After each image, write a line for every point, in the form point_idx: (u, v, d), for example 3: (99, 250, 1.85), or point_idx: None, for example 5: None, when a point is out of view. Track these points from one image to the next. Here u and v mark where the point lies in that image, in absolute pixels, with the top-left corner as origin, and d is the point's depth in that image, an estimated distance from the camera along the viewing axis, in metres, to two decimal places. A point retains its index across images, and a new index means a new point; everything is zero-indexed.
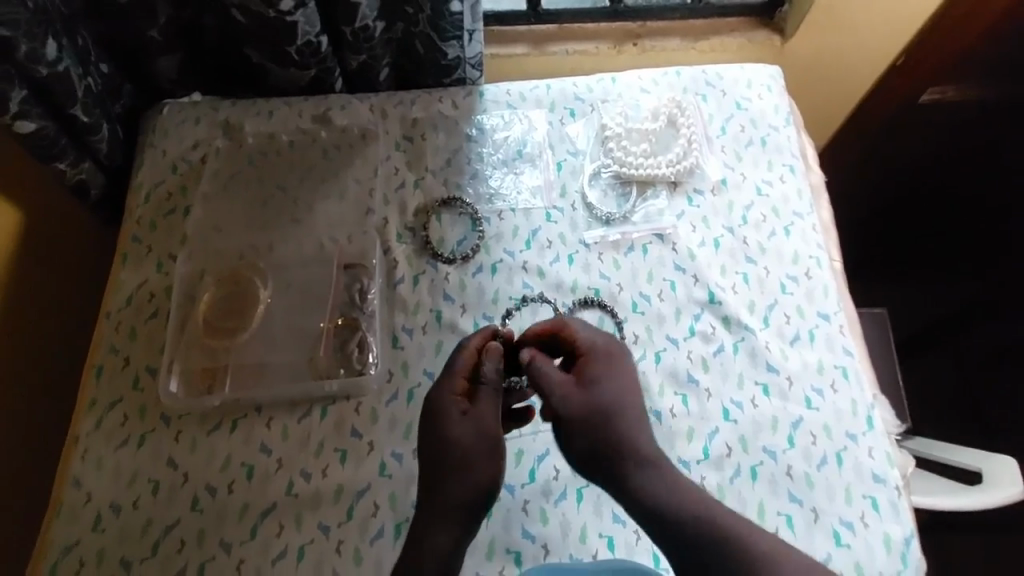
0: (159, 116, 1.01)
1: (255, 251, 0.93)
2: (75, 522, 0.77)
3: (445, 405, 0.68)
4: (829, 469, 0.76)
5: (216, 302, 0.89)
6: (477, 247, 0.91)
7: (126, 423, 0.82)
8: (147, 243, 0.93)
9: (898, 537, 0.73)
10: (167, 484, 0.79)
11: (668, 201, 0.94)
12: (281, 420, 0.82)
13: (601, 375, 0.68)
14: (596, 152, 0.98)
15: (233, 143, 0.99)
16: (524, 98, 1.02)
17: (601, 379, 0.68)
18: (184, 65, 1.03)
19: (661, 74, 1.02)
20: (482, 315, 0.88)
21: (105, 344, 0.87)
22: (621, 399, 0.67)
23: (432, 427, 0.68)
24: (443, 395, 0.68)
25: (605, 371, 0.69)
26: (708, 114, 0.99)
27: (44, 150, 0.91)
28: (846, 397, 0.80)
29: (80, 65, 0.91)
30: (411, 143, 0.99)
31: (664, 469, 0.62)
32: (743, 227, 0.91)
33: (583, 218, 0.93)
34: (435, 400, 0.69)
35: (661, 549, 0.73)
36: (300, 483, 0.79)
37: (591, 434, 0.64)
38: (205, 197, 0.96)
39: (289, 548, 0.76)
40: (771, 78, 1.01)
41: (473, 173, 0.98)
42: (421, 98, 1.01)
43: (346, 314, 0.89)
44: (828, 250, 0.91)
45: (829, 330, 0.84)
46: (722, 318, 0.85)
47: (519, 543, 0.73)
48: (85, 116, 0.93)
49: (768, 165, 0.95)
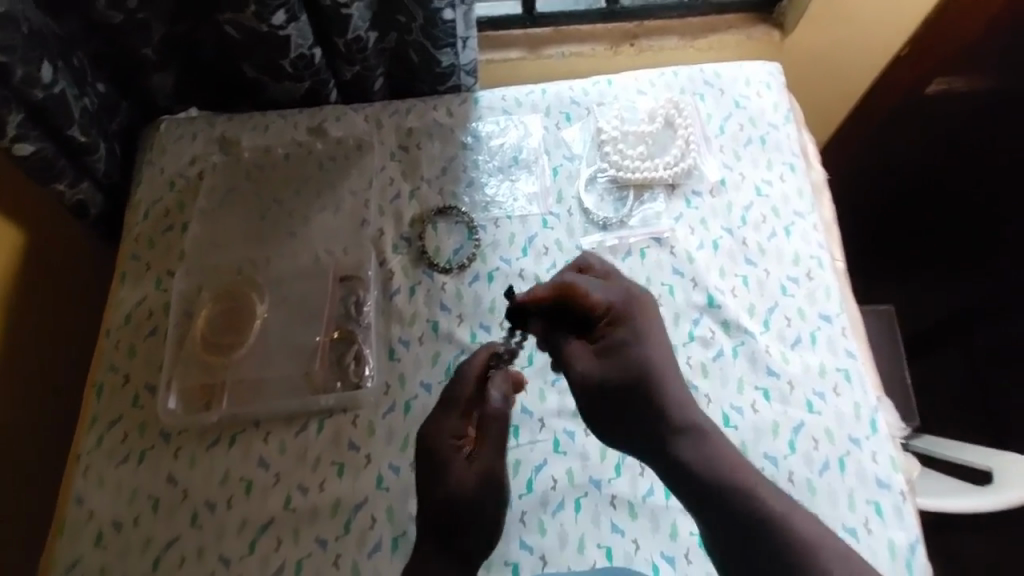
0: (156, 133, 1.02)
1: (253, 265, 0.93)
2: (78, 539, 0.78)
3: (449, 447, 0.67)
4: (832, 474, 0.74)
5: (214, 318, 0.89)
6: (473, 256, 0.91)
7: (126, 440, 0.83)
8: (146, 259, 0.94)
9: (903, 543, 0.70)
10: (167, 501, 0.79)
11: (665, 204, 0.92)
12: (279, 435, 0.82)
13: (628, 333, 0.65)
14: (592, 155, 0.97)
15: (229, 158, 1.00)
16: (519, 103, 1.01)
17: (619, 334, 0.65)
18: (180, 81, 1.03)
19: (657, 75, 1.01)
20: (479, 325, 0.87)
21: (105, 362, 0.88)
22: (657, 363, 0.64)
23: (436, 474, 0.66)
24: (448, 441, 0.67)
25: (631, 337, 0.65)
26: (707, 113, 0.98)
27: (43, 172, 0.92)
28: (849, 400, 0.78)
29: (76, 86, 0.92)
30: (406, 152, 0.99)
31: (715, 444, 0.62)
32: (743, 228, 0.89)
33: (580, 223, 0.92)
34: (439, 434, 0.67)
35: (661, 559, 0.71)
36: (299, 498, 0.79)
37: (627, 401, 0.63)
38: (202, 213, 0.97)
39: (287, 563, 0.75)
40: (770, 76, 0.99)
41: (469, 181, 0.97)
42: (416, 107, 1.01)
43: (342, 326, 0.89)
44: (830, 249, 0.89)
45: (832, 331, 0.82)
46: (722, 322, 0.83)
47: (517, 555, 0.72)
48: (83, 136, 0.94)
49: (767, 164, 0.93)
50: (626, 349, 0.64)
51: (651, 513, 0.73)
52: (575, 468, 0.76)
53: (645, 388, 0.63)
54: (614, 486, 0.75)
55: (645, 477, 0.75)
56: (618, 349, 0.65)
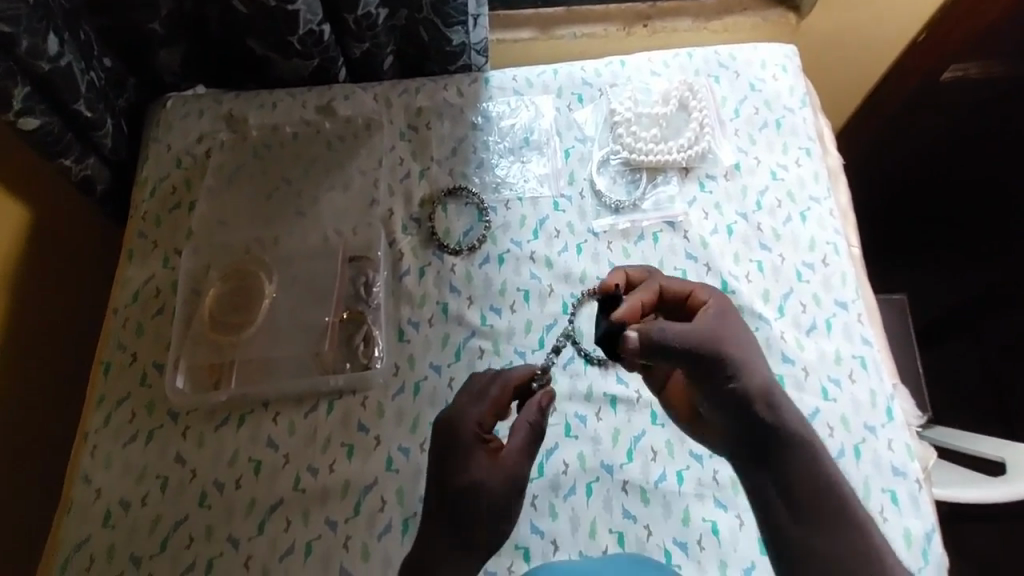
0: (163, 110, 1.00)
1: (261, 245, 0.92)
2: (87, 517, 0.78)
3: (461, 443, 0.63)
4: (847, 462, 0.74)
5: (222, 296, 0.88)
6: (483, 237, 0.90)
7: (134, 419, 0.82)
8: (153, 237, 0.93)
9: (919, 532, 0.70)
10: (175, 480, 0.79)
11: (679, 188, 0.91)
12: (288, 415, 0.82)
13: (725, 317, 0.63)
14: (605, 138, 0.96)
15: (236, 135, 0.98)
16: (531, 83, 0.99)
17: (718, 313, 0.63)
18: (187, 58, 1.02)
19: (672, 56, 0.99)
20: (489, 308, 0.86)
21: (113, 340, 0.87)
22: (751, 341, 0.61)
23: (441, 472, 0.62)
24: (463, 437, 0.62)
25: (728, 318, 0.63)
26: (721, 96, 0.96)
27: (50, 147, 0.90)
28: (865, 387, 0.77)
29: (82, 60, 0.91)
30: (416, 132, 0.97)
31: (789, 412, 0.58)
32: (758, 213, 0.88)
33: (592, 206, 0.91)
34: (466, 423, 0.63)
35: (673, 544, 0.71)
36: (308, 478, 0.78)
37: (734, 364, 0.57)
38: (210, 191, 0.96)
39: (297, 543, 0.75)
40: (787, 58, 0.98)
41: (479, 162, 0.95)
42: (425, 85, 0.99)
43: (351, 307, 0.88)
44: (846, 235, 0.88)
45: (848, 318, 0.81)
46: (736, 308, 0.82)
47: (528, 539, 0.72)
48: (89, 111, 0.92)
49: (783, 148, 0.92)
50: (730, 323, 0.62)
51: (663, 498, 0.73)
52: (587, 452, 0.76)
53: (747, 356, 0.59)
54: (626, 471, 0.74)
55: (656, 462, 0.75)
56: (723, 321, 0.62)
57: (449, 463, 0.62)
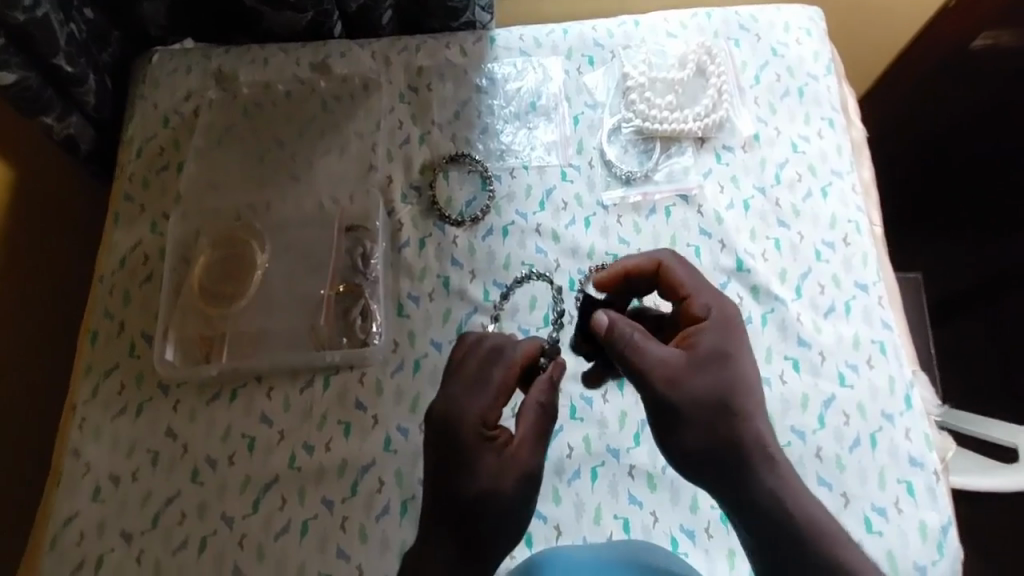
0: (148, 65, 0.94)
1: (253, 211, 0.87)
2: (75, 492, 0.75)
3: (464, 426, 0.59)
4: (862, 451, 0.71)
5: (213, 265, 0.84)
6: (487, 208, 0.85)
7: (123, 391, 0.79)
8: (140, 201, 0.88)
9: (934, 525, 0.68)
10: (166, 456, 0.77)
11: (694, 159, 0.86)
12: (282, 390, 0.79)
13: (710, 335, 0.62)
14: (616, 104, 0.90)
15: (226, 94, 0.93)
16: (539, 43, 0.93)
17: (711, 334, 0.62)
18: (172, 9, 0.95)
19: (689, 16, 0.93)
20: (492, 283, 0.82)
21: (99, 309, 0.83)
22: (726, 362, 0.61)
23: (442, 457, 0.59)
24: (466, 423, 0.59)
25: (710, 339, 0.62)
26: (741, 61, 0.90)
27: (28, 104, 0.84)
28: (883, 374, 0.74)
29: (60, 9, 0.84)
30: (416, 94, 0.92)
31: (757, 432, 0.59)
32: (777, 187, 0.84)
33: (601, 176, 0.87)
34: (469, 409, 0.59)
35: (679, 532, 0.69)
36: (303, 456, 0.76)
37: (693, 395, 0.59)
38: (198, 153, 0.90)
39: (293, 522, 0.73)
40: (812, 21, 0.92)
41: (483, 128, 0.90)
42: (427, 43, 0.93)
43: (347, 280, 0.84)
44: (868, 213, 0.84)
45: (868, 301, 0.78)
46: (751, 288, 0.79)
47: (530, 524, 0.70)
48: (69, 66, 0.86)
49: (805, 119, 0.87)
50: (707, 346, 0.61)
51: (670, 484, 0.71)
52: (592, 435, 0.73)
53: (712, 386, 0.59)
54: (632, 456, 0.72)
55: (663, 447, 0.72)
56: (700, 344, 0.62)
57: (453, 449, 0.59)
